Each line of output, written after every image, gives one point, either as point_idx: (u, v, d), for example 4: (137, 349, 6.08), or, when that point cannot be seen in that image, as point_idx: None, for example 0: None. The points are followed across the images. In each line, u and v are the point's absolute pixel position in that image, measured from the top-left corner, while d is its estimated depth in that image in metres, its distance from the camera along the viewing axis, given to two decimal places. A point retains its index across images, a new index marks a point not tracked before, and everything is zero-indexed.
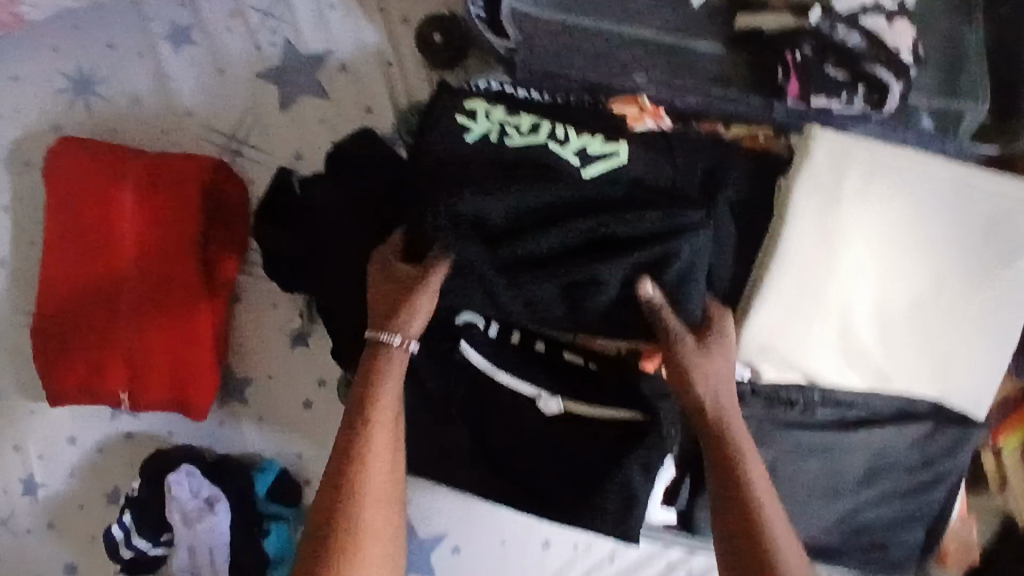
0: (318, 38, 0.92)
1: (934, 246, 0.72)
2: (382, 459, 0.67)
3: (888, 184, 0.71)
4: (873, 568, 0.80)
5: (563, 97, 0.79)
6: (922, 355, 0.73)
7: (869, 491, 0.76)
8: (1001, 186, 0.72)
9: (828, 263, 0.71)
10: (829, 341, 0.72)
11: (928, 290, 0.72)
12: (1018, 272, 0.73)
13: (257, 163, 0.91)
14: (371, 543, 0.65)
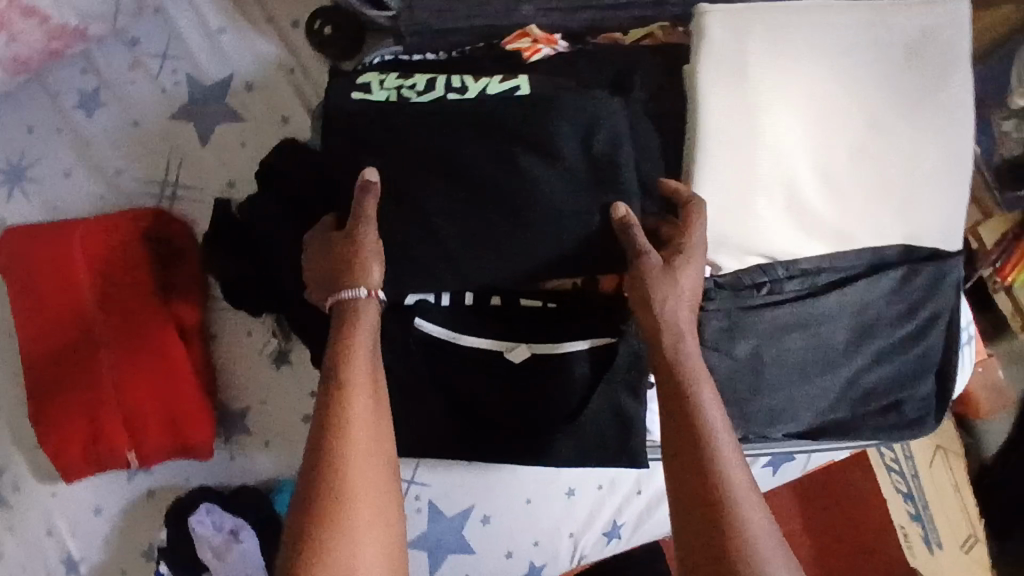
0: (217, 64, 0.92)
1: (861, 88, 0.69)
2: (365, 419, 0.62)
3: (794, 42, 0.68)
4: (889, 431, 0.79)
5: (458, 53, 0.79)
6: (878, 201, 0.71)
7: (862, 355, 0.74)
8: (907, 12, 0.69)
9: (758, 134, 0.68)
10: (779, 215, 0.70)
11: (867, 135, 0.70)
12: (952, 91, 0.70)
13: (195, 201, 0.93)
14: (360, 502, 0.60)
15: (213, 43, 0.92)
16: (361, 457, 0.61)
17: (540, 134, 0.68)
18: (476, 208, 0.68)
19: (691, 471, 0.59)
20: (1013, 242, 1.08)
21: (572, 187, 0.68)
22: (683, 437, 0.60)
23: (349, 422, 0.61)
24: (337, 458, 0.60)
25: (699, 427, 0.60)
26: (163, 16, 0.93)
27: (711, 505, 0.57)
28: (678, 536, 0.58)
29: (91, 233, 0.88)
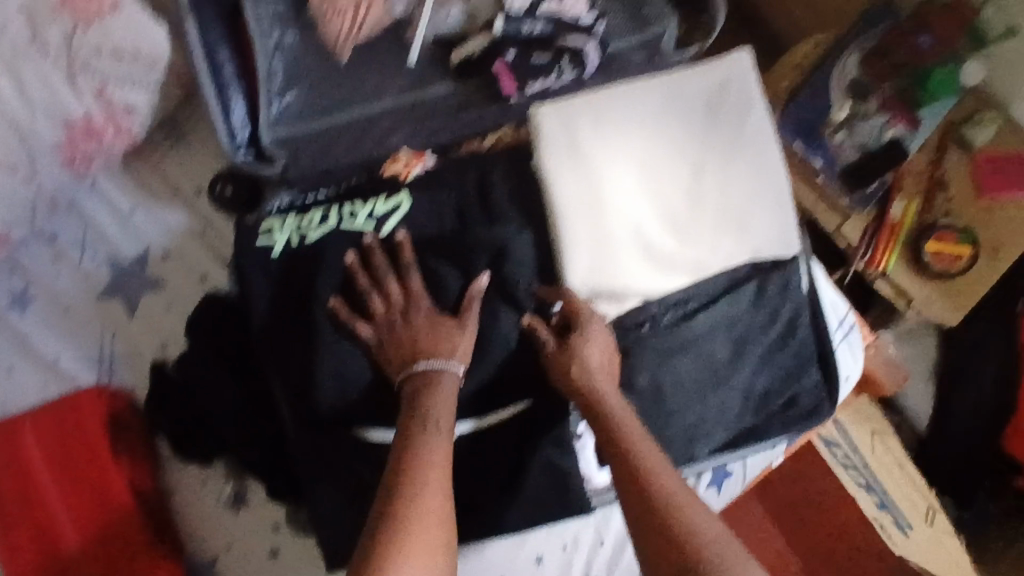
0: (133, 242, 1.01)
1: (679, 143, 0.81)
2: (440, 450, 0.71)
3: (614, 117, 0.81)
4: (794, 423, 0.88)
5: (345, 185, 0.90)
6: (721, 231, 0.82)
7: (747, 364, 0.84)
8: (702, 72, 0.82)
9: (603, 200, 0.80)
10: (641, 260, 0.81)
11: (695, 179, 0.82)
12: (756, 127, 0.83)
13: (132, 370, 0.99)
14: (422, 523, 0.66)
15: (127, 223, 1.01)
16: (432, 485, 0.68)
17: (431, 247, 0.82)
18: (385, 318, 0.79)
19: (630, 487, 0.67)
20: (874, 234, 1.21)
21: (457, 272, 0.81)
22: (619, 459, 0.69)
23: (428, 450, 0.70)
24: (416, 491, 0.67)
25: (627, 446, 0.70)
26: (77, 209, 1.01)
27: (653, 508, 0.65)
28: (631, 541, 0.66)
29: (43, 420, 0.94)
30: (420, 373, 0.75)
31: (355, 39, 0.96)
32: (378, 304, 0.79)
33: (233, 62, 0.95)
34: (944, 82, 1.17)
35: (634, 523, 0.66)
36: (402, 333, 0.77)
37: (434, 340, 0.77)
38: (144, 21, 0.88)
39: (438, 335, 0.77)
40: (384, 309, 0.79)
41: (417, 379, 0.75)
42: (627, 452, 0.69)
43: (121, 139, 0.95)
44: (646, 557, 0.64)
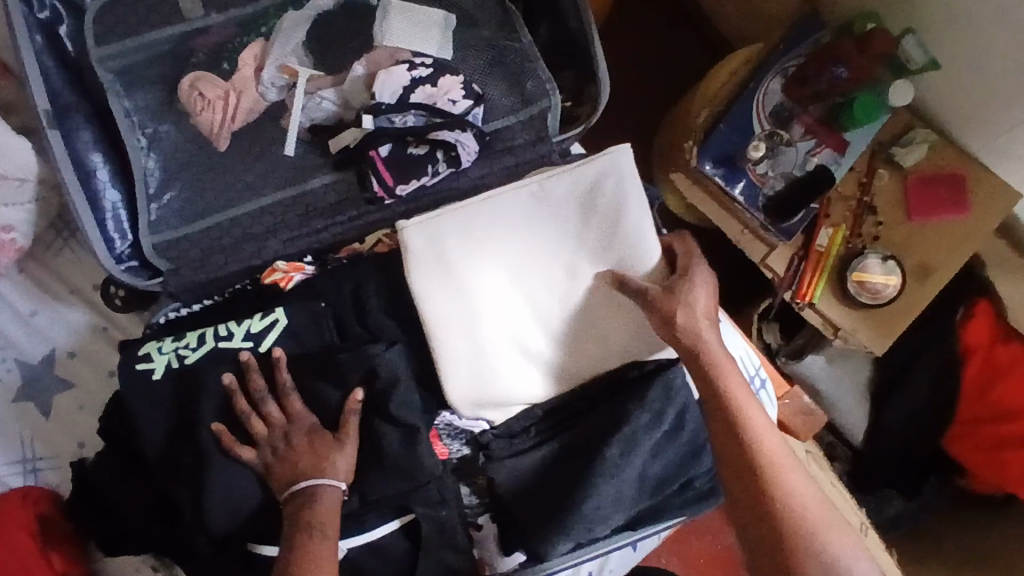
0: (39, 343, 1.01)
1: (552, 250, 0.84)
2: (321, 555, 0.73)
3: (488, 229, 0.83)
4: (694, 502, 0.89)
5: (226, 294, 0.89)
6: (596, 338, 0.85)
7: (639, 455, 0.82)
8: (570, 177, 0.83)
9: (478, 316, 0.82)
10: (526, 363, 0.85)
11: (569, 288, 0.84)
12: (627, 232, 0.83)
13: (55, 469, 1.02)
14: None
15: (29, 326, 1.01)
16: None
17: (309, 366, 0.82)
18: (270, 443, 0.80)
19: (750, 484, 0.71)
20: (801, 262, 1.18)
21: (336, 387, 0.81)
22: (736, 449, 0.73)
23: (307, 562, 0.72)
24: None
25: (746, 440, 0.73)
26: None
27: (770, 509, 0.70)
28: (746, 536, 0.71)
29: None
30: (301, 491, 0.77)
31: (229, 128, 0.91)
32: (258, 430, 0.79)
33: (107, 163, 0.92)
34: (868, 106, 1.11)
35: (756, 521, 0.70)
36: (285, 456, 0.79)
37: (313, 463, 0.78)
38: (7, 138, 0.88)
39: (318, 457, 0.78)
40: (264, 436, 0.80)
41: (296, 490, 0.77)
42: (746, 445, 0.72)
43: (7, 254, 0.95)
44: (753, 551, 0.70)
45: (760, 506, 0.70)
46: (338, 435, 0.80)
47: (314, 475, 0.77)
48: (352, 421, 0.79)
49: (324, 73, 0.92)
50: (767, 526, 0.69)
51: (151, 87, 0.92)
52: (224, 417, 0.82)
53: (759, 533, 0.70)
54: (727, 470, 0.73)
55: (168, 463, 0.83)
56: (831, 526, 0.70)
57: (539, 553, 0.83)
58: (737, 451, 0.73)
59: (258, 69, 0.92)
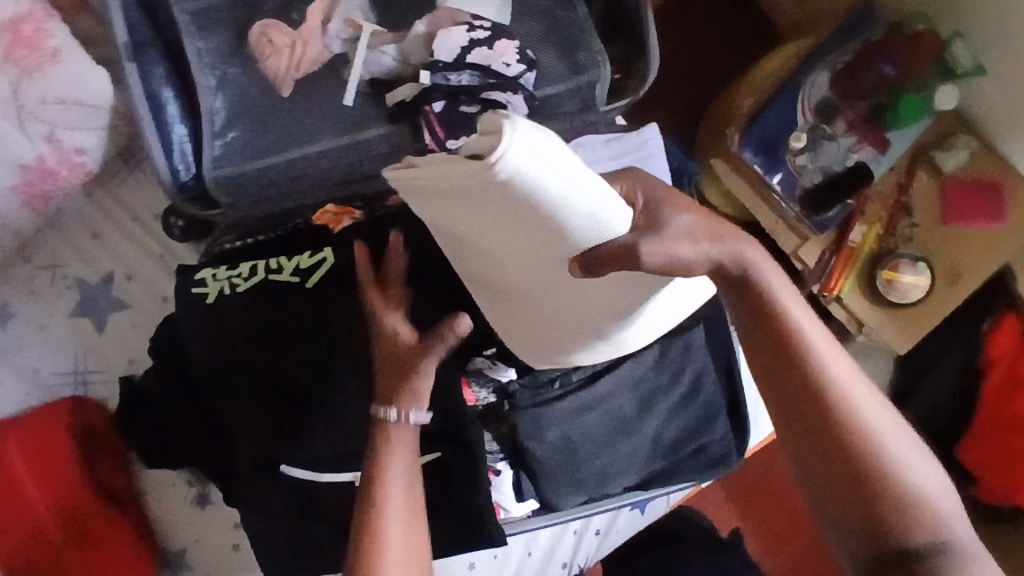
0: (100, 264, 1.08)
1: (493, 240, 0.67)
2: (398, 483, 0.78)
3: (449, 214, 0.66)
4: (703, 467, 0.94)
5: (279, 231, 0.94)
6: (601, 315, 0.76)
7: (655, 417, 0.89)
8: (432, 169, 0.59)
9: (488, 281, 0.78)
10: (527, 317, 0.79)
11: (544, 274, 0.70)
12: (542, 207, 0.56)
13: (104, 383, 1.09)
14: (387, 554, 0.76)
15: (92, 248, 1.08)
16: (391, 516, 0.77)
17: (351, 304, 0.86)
18: (315, 366, 0.86)
19: (835, 449, 0.60)
20: (832, 256, 1.20)
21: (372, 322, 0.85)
22: (814, 409, 0.61)
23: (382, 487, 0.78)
24: (375, 526, 0.77)
25: (827, 397, 0.60)
26: (47, 235, 1.08)
27: (864, 476, 0.59)
28: (837, 507, 0.60)
29: (22, 428, 1.02)
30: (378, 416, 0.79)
31: (294, 76, 0.96)
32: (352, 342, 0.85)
33: (177, 99, 0.98)
34: (913, 107, 1.13)
35: (845, 490, 0.60)
36: (330, 380, 0.86)
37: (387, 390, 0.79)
38: (84, 68, 0.93)
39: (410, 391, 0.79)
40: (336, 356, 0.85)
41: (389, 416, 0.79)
42: (829, 400, 0.60)
43: (75, 176, 1.01)
44: (848, 525, 0.60)
45: (850, 473, 0.60)
46: (424, 353, 0.78)
47: (389, 400, 0.79)
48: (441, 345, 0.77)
49: (386, 30, 0.96)
50: (861, 507, 0.59)
51: (224, 30, 0.98)
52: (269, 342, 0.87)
53: (849, 515, 0.60)
54: (806, 431, 0.61)
55: (213, 378, 0.89)
56: (932, 477, 0.60)
57: (550, 498, 0.89)
58: (813, 410, 0.61)
59: (325, 21, 0.97)
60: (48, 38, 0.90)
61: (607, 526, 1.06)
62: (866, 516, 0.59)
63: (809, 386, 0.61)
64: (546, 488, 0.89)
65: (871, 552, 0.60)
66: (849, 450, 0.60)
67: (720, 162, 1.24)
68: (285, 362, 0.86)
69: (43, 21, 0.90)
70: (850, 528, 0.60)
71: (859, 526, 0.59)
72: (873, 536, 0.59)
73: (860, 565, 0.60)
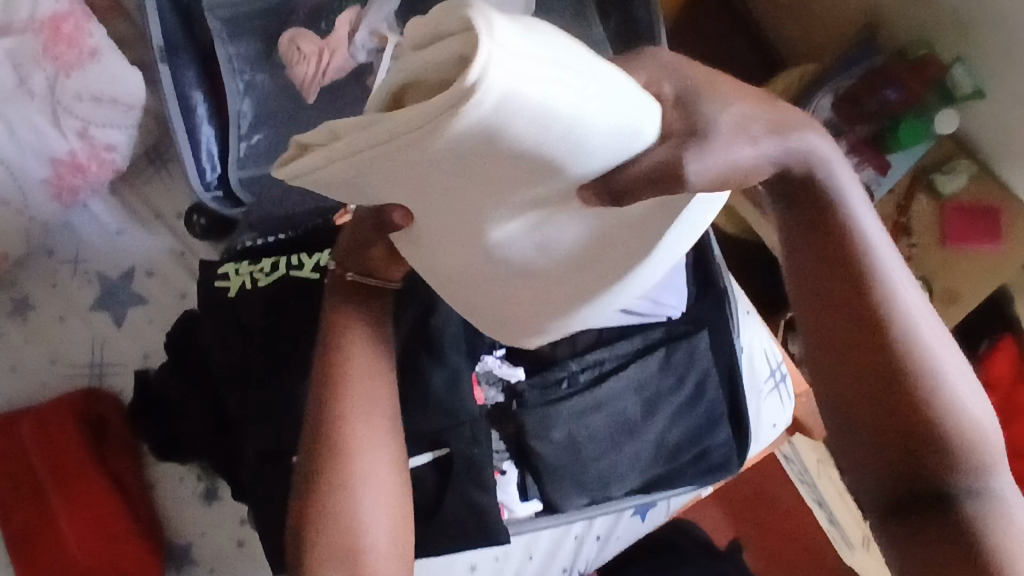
0: (121, 260, 1.11)
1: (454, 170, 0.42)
2: (359, 385, 0.68)
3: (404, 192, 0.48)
4: (705, 475, 0.95)
5: (299, 231, 0.96)
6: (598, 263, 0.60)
7: (657, 420, 0.91)
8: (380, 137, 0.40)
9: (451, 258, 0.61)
10: (482, 295, 0.63)
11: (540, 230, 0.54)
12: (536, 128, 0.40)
13: (119, 377, 1.11)
14: (354, 465, 0.67)
15: (113, 243, 1.12)
16: (352, 423, 0.67)
17: None
18: None
19: (884, 364, 0.50)
20: None
21: None
22: (862, 320, 0.51)
23: (341, 389, 0.67)
24: (336, 435, 0.67)
25: (882, 309, 0.51)
26: (71, 230, 1.11)
27: (910, 396, 0.50)
28: (869, 428, 0.51)
29: (37, 415, 1.05)
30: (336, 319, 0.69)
31: (320, 83, 1.01)
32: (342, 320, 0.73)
33: (206, 103, 1.02)
34: (913, 131, 1.16)
35: (884, 409, 0.50)
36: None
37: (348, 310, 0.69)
38: (120, 68, 0.98)
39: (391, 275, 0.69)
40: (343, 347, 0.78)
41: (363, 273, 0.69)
42: (882, 314, 0.50)
43: (104, 172, 1.04)
44: (880, 448, 0.51)
45: (897, 392, 0.50)
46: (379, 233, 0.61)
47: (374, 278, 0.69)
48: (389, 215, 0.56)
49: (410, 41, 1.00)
50: (898, 440, 0.50)
51: (253, 39, 1.03)
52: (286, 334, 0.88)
53: (886, 446, 0.51)
54: (847, 345, 0.51)
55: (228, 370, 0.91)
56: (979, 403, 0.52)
57: (555, 497, 0.91)
58: (861, 324, 0.51)
59: (352, 32, 1.00)
60: (87, 37, 0.95)
61: (608, 531, 1.06)
62: (902, 441, 0.50)
63: (858, 294, 0.51)
64: (547, 487, 0.91)
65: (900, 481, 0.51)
66: (896, 370, 0.50)
67: None
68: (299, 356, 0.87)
69: (83, 20, 0.94)
70: (885, 459, 0.51)
71: (895, 463, 0.51)
72: (903, 463, 0.50)
73: (897, 501, 0.51)
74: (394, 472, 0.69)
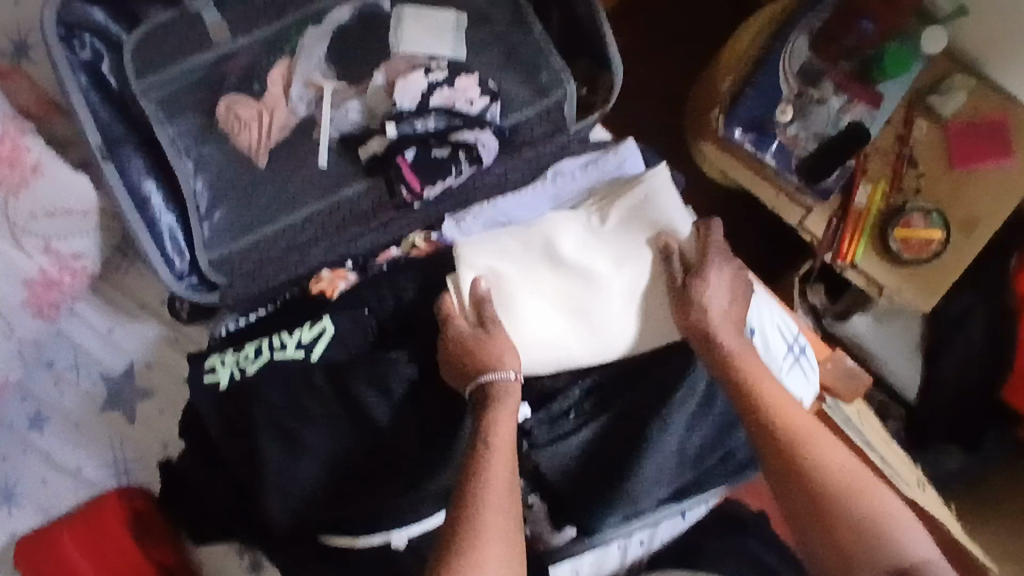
0: (118, 357, 1.11)
1: (585, 247, 0.88)
2: (505, 420, 0.78)
3: (535, 257, 0.88)
4: (737, 476, 0.91)
5: (278, 302, 0.96)
6: (602, 247, 0.88)
7: (674, 432, 0.86)
8: (537, 279, 0.88)
9: (522, 298, 0.86)
10: (511, 261, 0.87)
11: (595, 239, 0.89)
12: (624, 203, 0.90)
13: (145, 470, 1.12)
14: (495, 502, 0.74)
15: (108, 342, 1.11)
16: (501, 449, 0.77)
17: (363, 377, 0.86)
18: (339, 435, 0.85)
19: (743, 397, 0.81)
20: (840, 224, 1.15)
21: (375, 386, 0.86)
22: (725, 371, 0.81)
23: (489, 424, 0.78)
24: (484, 465, 0.75)
25: (732, 367, 0.81)
26: (65, 338, 1.12)
27: (767, 421, 0.79)
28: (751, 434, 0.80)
29: (76, 523, 1.06)
30: (481, 387, 0.80)
31: (266, 145, 0.96)
32: (451, 362, 0.82)
33: (159, 188, 0.98)
34: (900, 58, 1.11)
35: (759, 432, 0.79)
36: (349, 449, 0.85)
37: (473, 356, 0.81)
38: (68, 177, 0.96)
39: (490, 352, 0.81)
40: (457, 372, 0.82)
41: (473, 332, 0.82)
42: (738, 372, 0.81)
43: (80, 280, 1.04)
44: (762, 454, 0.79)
45: (759, 421, 0.79)
46: (498, 348, 0.82)
47: (484, 368, 0.80)
48: (512, 387, 0.80)
49: (348, 84, 0.96)
50: (833, 551, 0.75)
51: (192, 113, 0.98)
52: (285, 423, 0.86)
53: (826, 557, 0.75)
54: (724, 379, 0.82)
55: (237, 460, 0.89)
56: (821, 435, 0.79)
57: (589, 526, 0.87)
58: (722, 374, 0.82)
59: (287, 86, 0.96)
60: (26, 154, 0.93)
61: (652, 533, 0.99)
62: (770, 448, 0.78)
63: (716, 354, 0.82)
64: (575, 515, 0.87)
65: (784, 480, 0.77)
66: (755, 407, 0.80)
67: (708, 147, 1.20)
68: (302, 435, 0.85)
69: (18, 137, 0.92)
70: (810, 514, 0.76)
71: (773, 470, 0.78)
72: (779, 466, 0.78)
73: (823, 546, 0.75)
74: (518, 509, 0.76)
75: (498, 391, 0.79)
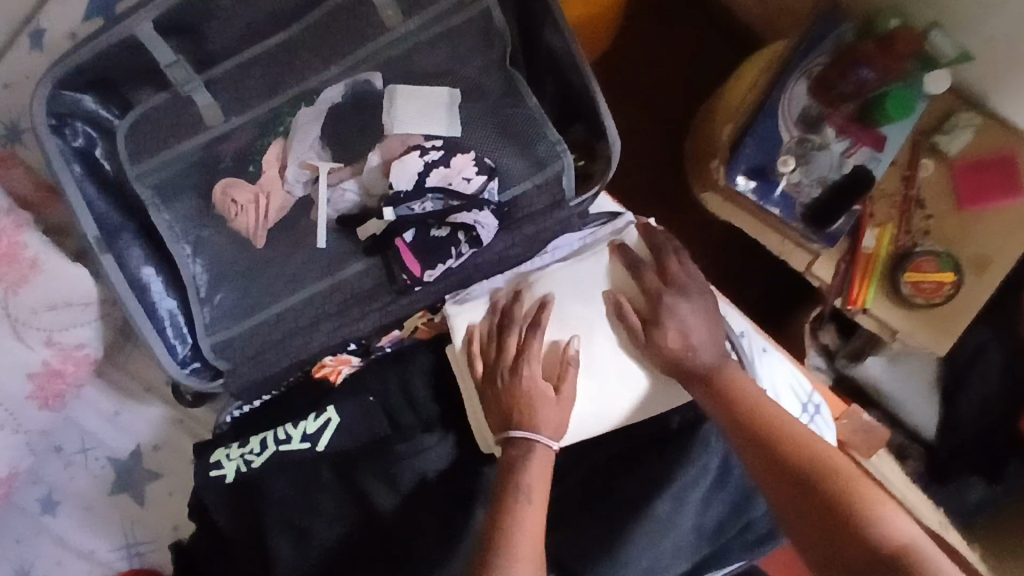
0: (124, 439, 1.11)
1: (573, 293, 0.87)
2: (532, 495, 0.77)
3: (525, 306, 0.86)
4: (756, 548, 0.89)
5: (283, 388, 0.96)
6: (590, 290, 0.87)
7: (689, 507, 0.84)
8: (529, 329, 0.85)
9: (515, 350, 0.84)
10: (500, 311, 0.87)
11: (581, 282, 0.88)
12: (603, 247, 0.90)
13: (155, 552, 1.10)
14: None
15: (114, 425, 1.11)
16: (527, 523, 0.75)
17: (372, 468, 0.85)
18: (349, 528, 0.84)
19: (721, 401, 0.80)
20: (847, 269, 1.13)
21: (384, 476, 0.84)
22: (701, 379, 0.82)
23: (510, 498, 0.77)
24: (506, 538, 0.74)
25: (709, 375, 0.82)
26: (73, 422, 1.11)
27: (746, 419, 0.78)
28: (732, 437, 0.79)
29: None
30: (517, 443, 0.80)
31: (264, 228, 0.96)
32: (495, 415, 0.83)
33: (159, 276, 0.97)
34: (901, 100, 1.08)
35: (739, 432, 0.78)
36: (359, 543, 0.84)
37: (513, 417, 0.81)
38: (67, 271, 0.96)
39: (510, 407, 0.82)
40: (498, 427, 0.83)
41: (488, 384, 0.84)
42: (718, 378, 0.82)
43: (83, 368, 1.03)
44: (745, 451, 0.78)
45: (736, 421, 0.79)
46: (530, 407, 0.81)
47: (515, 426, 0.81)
48: (547, 450, 0.80)
49: (342, 163, 0.96)
50: (825, 533, 0.70)
51: (188, 200, 0.96)
52: (295, 519, 0.84)
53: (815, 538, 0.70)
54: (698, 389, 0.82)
55: (247, 554, 0.87)
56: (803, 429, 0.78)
57: None
58: (698, 381, 0.82)
59: (282, 167, 0.96)
60: (24, 250, 0.92)
61: None
62: (751, 445, 0.77)
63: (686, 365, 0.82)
64: None
65: (768, 472, 0.75)
66: (732, 409, 0.80)
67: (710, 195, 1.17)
68: (313, 528, 0.84)
69: (16, 234, 0.92)
70: (798, 498, 0.72)
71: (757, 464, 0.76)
72: (761, 461, 0.76)
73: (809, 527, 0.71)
74: None
75: (529, 446, 0.80)
